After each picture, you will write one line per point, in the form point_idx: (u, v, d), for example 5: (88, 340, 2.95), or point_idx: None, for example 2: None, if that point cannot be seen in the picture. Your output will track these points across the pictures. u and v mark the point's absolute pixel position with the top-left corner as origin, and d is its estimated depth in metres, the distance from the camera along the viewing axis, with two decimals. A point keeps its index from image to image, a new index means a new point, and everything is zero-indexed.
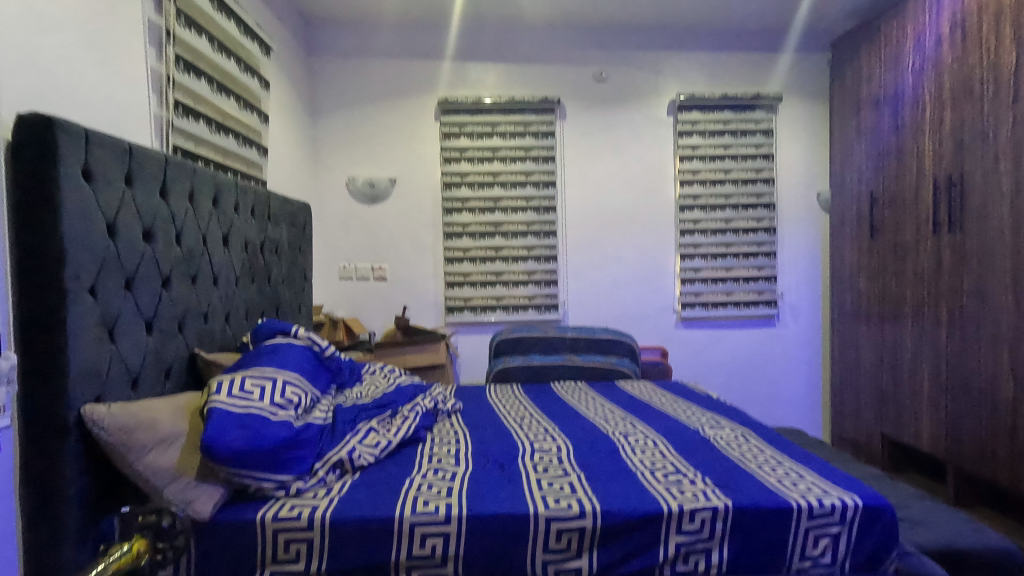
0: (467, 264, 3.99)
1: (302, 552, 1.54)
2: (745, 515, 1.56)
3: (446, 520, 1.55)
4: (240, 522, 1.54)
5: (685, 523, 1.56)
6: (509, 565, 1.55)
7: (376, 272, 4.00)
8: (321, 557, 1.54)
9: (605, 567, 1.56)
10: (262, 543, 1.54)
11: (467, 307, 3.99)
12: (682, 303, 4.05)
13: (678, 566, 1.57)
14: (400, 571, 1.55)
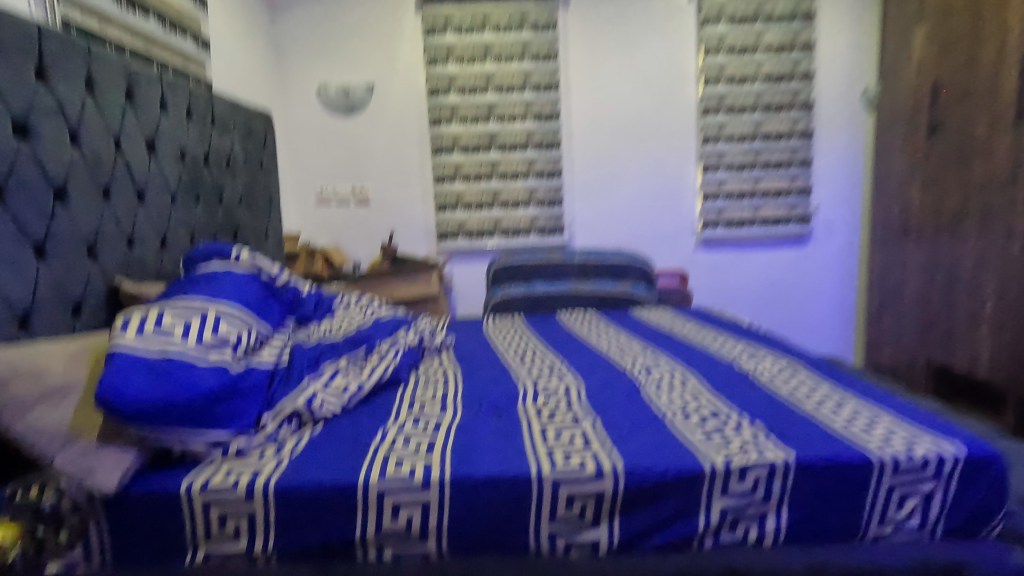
0: (460, 183, 3.52)
1: (244, 529, 1.21)
2: (811, 471, 1.21)
3: (424, 487, 1.20)
4: (161, 495, 1.20)
5: (734, 483, 1.21)
6: (506, 540, 1.22)
7: (358, 195, 3.55)
8: (267, 535, 1.21)
9: (629, 540, 1.22)
10: (192, 520, 1.21)
11: (462, 232, 3.56)
12: (704, 221, 3.60)
13: (724, 537, 1.22)
14: (368, 550, 1.22)
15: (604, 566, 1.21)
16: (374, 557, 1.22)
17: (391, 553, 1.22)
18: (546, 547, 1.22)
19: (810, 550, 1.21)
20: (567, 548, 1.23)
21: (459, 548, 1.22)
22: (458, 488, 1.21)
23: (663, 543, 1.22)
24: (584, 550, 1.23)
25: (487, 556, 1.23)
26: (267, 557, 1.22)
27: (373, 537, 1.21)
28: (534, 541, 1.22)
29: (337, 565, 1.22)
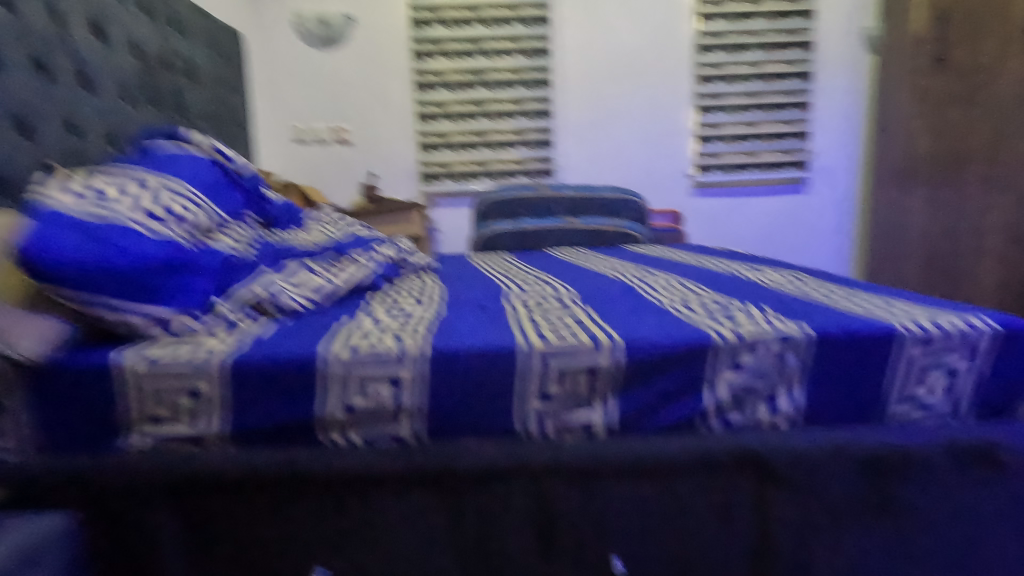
0: (445, 122, 3.35)
1: (189, 408, 1.06)
2: (830, 343, 1.08)
3: (396, 360, 1.06)
4: (92, 367, 1.05)
5: (744, 357, 1.08)
6: (490, 421, 1.08)
7: (337, 134, 3.37)
8: (216, 414, 1.06)
9: (628, 421, 1.09)
10: (129, 397, 1.05)
11: (447, 174, 3.40)
12: (699, 166, 3.47)
13: (732, 417, 1.09)
14: (333, 433, 1.07)
15: (599, 449, 1.07)
16: (340, 440, 1.08)
17: (359, 437, 1.08)
18: (534, 430, 1.08)
19: (828, 431, 1.09)
20: (558, 431, 1.09)
21: (436, 431, 1.08)
22: (435, 360, 1.06)
23: (666, 424, 1.09)
24: (577, 432, 1.09)
25: (467, 440, 1.08)
26: (216, 440, 1.07)
27: (337, 417, 1.06)
28: (521, 423, 1.08)
29: (296, 449, 1.07)
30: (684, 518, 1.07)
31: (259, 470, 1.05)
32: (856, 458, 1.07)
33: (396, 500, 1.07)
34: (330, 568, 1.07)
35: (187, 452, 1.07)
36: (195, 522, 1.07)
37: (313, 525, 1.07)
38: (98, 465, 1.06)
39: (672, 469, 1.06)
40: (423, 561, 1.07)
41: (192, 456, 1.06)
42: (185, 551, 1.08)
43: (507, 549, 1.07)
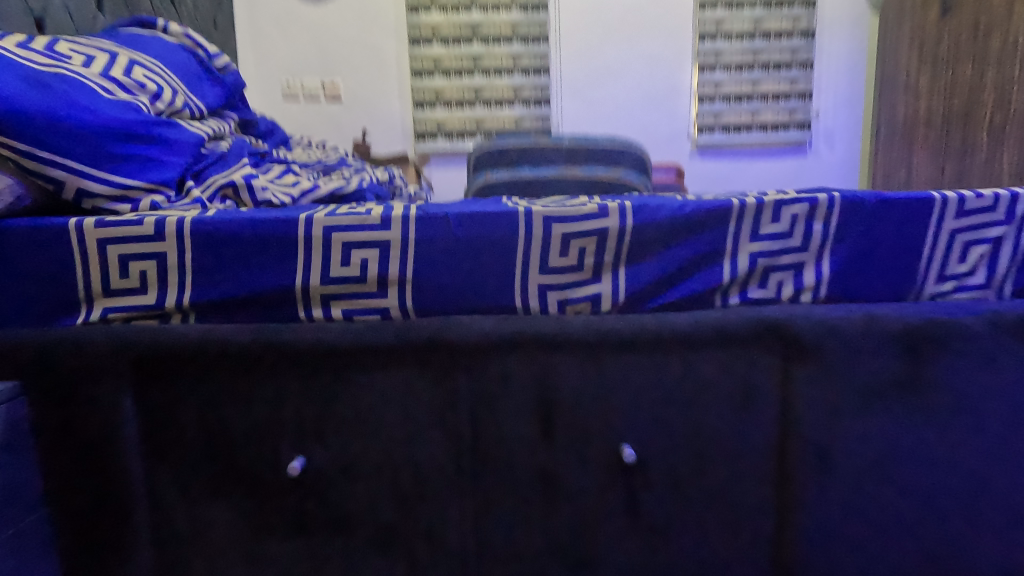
0: (439, 78, 3.26)
1: (151, 276, 0.95)
2: (862, 210, 0.98)
3: (381, 224, 0.96)
4: (44, 230, 0.94)
5: (766, 224, 0.98)
6: (485, 295, 0.98)
7: (328, 90, 3.27)
8: (183, 283, 0.96)
9: (638, 295, 0.99)
10: (85, 263, 0.94)
11: (441, 132, 3.31)
12: (699, 126, 3.39)
13: (751, 292, 1.00)
14: (313, 306, 0.97)
15: (607, 323, 0.97)
16: (321, 315, 0.98)
17: (342, 311, 0.98)
18: (534, 305, 0.99)
19: (856, 306, 1.00)
20: (561, 307, 1.00)
21: (427, 305, 0.98)
22: (426, 224, 0.96)
23: (680, 298, 0.99)
24: (582, 308, 1.00)
25: (462, 315, 0.98)
26: (184, 312, 0.97)
27: (317, 288, 0.96)
28: (521, 297, 0.99)
29: (273, 324, 0.97)
30: (698, 399, 0.98)
31: (230, 344, 0.96)
32: (887, 333, 0.98)
33: (383, 378, 0.97)
34: (308, 453, 0.98)
35: (151, 327, 0.97)
36: (161, 403, 0.98)
37: (291, 405, 0.98)
38: (49, 339, 0.95)
39: (685, 344, 0.97)
40: (412, 447, 0.98)
41: (157, 330, 0.96)
42: (152, 436, 0.98)
43: (506, 433, 0.98)
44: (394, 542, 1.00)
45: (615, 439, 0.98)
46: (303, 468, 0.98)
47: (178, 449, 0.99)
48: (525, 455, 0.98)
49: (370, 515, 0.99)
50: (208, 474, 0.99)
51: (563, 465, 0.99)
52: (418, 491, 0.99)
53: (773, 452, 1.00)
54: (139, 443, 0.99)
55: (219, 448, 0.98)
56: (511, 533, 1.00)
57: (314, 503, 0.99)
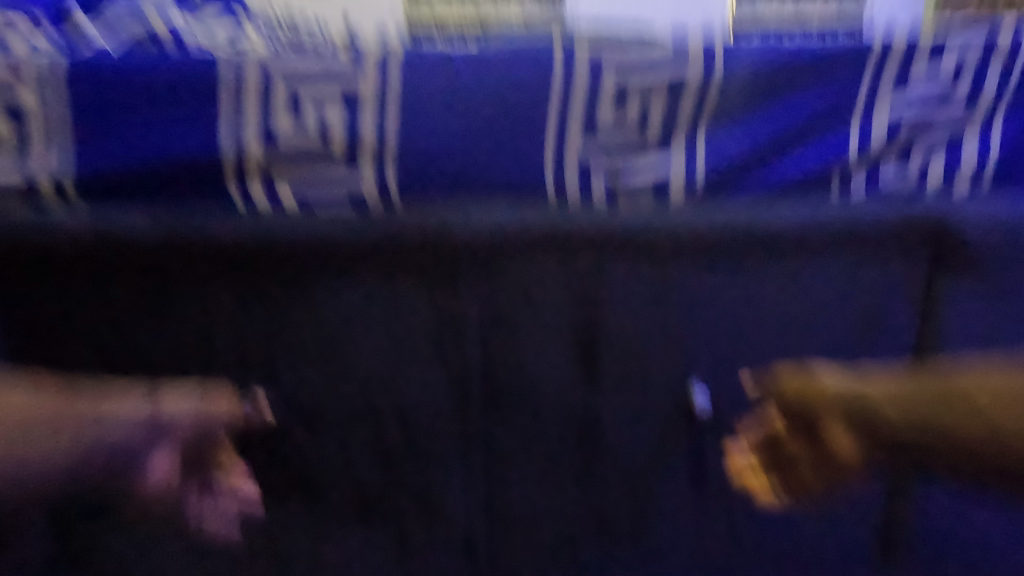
0: None
1: (10, 140, 0.64)
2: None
3: (350, 67, 0.65)
4: None
5: (919, 72, 0.67)
6: (503, 177, 0.68)
7: None
8: (61, 149, 0.65)
9: (723, 176, 0.69)
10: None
11: None
12: None
13: (887, 174, 0.69)
14: (254, 189, 0.67)
15: (680, 218, 0.69)
16: (267, 204, 0.68)
17: (296, 198, 0.68)
18: (572, 192, 0.69)
19: None
20: (609, 195, 0.69)
21: (417, 191, 0.68)
22: (417, 66, 0.65)
23: (783, 180, 0.70)
24: (639, 199, 0.70)
25: (470, 204, 0.68)
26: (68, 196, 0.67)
27: (258, 161, 0.66)
28: (556, 174, 0.68)
29: (199, 214, 0.68)
30: (792, 323, 0.72)
31: (144, 238, 0.68)
32: None
33: (361, 289, 0.70)
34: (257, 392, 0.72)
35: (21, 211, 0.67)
36: (54, 317, 0.71)
37: (230, 322, 0.71)
38: None
39: (781, 245, 0.70)
40: (399, 384, 0.71)
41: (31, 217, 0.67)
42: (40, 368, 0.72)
43: (530, 367, 0.71)
44: (374, 511, 0.75)
45: (680, 378, 0.72)
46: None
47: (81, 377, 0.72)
48: (556, 399, 0.72)
49: (343, 475, 0.74)
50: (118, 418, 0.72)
51: (607, 412, 0.72)
52: (406, 446, 0.73)
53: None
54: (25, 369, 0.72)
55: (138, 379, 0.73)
56: (533, 503, 0.74)
57: (266, 455, 0.73)
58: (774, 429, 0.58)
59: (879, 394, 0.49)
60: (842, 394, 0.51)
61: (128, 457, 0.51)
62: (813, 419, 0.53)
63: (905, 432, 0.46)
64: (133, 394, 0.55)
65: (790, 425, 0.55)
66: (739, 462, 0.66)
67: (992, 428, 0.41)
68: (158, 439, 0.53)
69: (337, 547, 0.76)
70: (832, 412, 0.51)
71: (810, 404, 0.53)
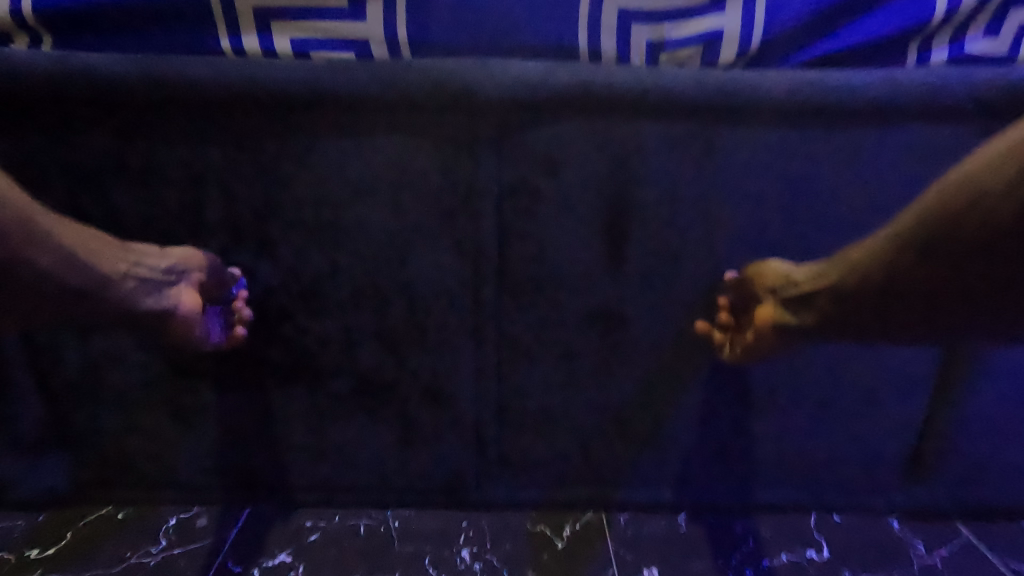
0: None
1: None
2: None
3: None
4: None
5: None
6: (530, 27, 0.57)
7: None
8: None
9: (781, 41, 0.58)
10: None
11: None
12: None
13: (971, 44, 0.57)
14: (239, 34, 0.57)
15: (732, 83, 0.59)
16: (257, 47, 0.57)
17: (290, 43, 0.57)
18: (609, 48, 0.58)
19: None
20: (652, 53, 0.59)
21: (433, 42, 0.58)
22: None
23: (849, 49, 0.58)
24: (685, 59, 0.59)
25: (490, 59, 0.59)
26: (33, 33, 0.57)
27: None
28: (587, 34, 0.58)
29: (178, 57, 0.58)
30: (853, 213, 0.64)
31: (111, 82, 0.58)
32: None
33: (365, 153, 0.62)
34: (254, 270, 0.66)
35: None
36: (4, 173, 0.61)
37: (218, 190, 0.63)
38: None
39: (849, 117, 0.60)
40: (407, 262, 0.65)
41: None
42: None
43: (550, 249, 0.65)
44: (378, 401, 0.70)
45: (715, 267, 0.65)
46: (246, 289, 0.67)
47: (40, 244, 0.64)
48: (578, 285, 0.66)
49: (345, 361, 0.69)
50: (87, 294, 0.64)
51: (633, 303, 0.66)
52: (413, 330, 0.67)
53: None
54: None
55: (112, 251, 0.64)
56: (547, 397, 0.70)
57: (265, 337, 0.68)
58: (747, 299, 0.63)
59: (833, 258, 0.56)
60: (810, 270, 0.57)
61: (154, 286, 0.57)
62: (785, 292, 0.59)
63: (853, 285, 0.52)
64: (139, 246, 0.59)
65: (760, 299, 0.61)
66: (723, 299, 0.65)
67: (862, 256, 0.52)
68: (175, 275, 0.58)
69: (338, 438, 0.71)
70: (801, 286, 0.57)
71: (781, 281, 0.59)
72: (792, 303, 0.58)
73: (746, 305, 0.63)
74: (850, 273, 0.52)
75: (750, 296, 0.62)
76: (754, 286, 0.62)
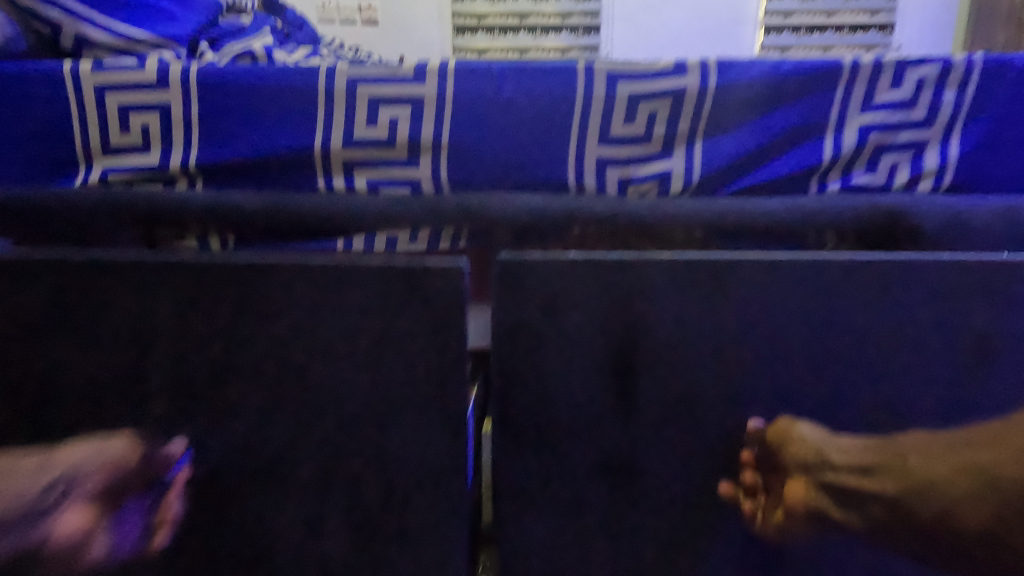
0: None
1: (154, 133, 0.73)
2: (1009, 80, 0.71)
3: (418, 78, 0.72)
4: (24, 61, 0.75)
5: (883, 91, 0.72)
6: (534, 169, 0.74)
7: None
8: (189, 140, 0.73)
9: (720, 174, 0.73)
10: (76, 116, 0.73)
11: None
12: None
13: (856, 178, 0.73)
14: (340, 176, 0.75)
15: (698, 209, 0.74)
16: (344, 186, 0.75)
17: (368, 182, 0.75)
18: (590, 182, 0.74)
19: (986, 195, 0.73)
20: (622, 186, 0.75)
21: (466, 180, 0.75)
22: (469, 79, 0.72)
23: (773, 180, 0.73)
24: (647, 190, 0.75)
25: (504, 193, 0.75)
26: (192, 178, 0.76)
27: (341, 153, 0.73)
28: (574, 172, 0.74)
29: (288, 193, 0.75)
30: (881, 354, 0.59)
31: (194, 207, 0.76)
32: None
33: (360, 298, 0.58)
34: (228, 421, 0.61)
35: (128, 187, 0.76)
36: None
37: (204, 332, 0.59)
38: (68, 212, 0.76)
39: (873, 263, 0.57)
40: (401, 407, 0.60)
41: (133, 198, 0.75)
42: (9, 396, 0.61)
43: (551, 397, 0.59)
44: (362, 558, 0.63)
45: (735, 414, 0.60)
46: (225, 437, 0.61)
47: (41, 411, 0.61)
48: (583, 436, 0.60)
49: (326, 516, 0.62)
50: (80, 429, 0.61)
51: (645, 455, 0.60)
52: (406, 478, 0.62)
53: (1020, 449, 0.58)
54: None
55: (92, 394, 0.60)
56: (550, 557, 0.62)
57: (238, 493, 0.62)
58: (778, 467, 0.60)
59: (871, 448, 0.60)
60: (848, 455, 0.59)
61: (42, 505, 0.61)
62: (819, 475, 0.60)
63: (920, 502, 0.59)
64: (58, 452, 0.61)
65: (791, 476, 0.60)
66: (746, 454, 0.60)
67: (938, 471, 0.59)
68: (65, 487, 0.61)
69: None
70: (836, 470, 0.59)
71: (813, 458, 0.60)
72: (831, 488, 0.60)
73: (773, 464, 0.60)
74: (926, 501, 0.59)
75: (778, 458, 0.60)
76: (783, 452, 0.60)
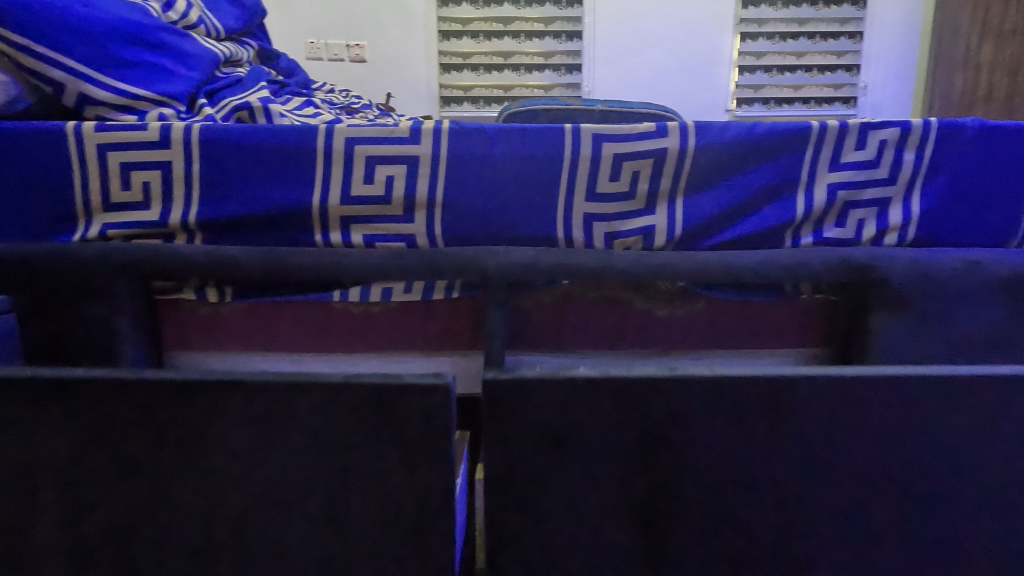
0: (468, 74, 3.06)
1: (156, 190, 0.78)
2: (960, 142, 0.79)
3: (412, 137, 0.78)
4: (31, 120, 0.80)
5: (849, 151, 0.79)
6: (520, 218, 0.78)
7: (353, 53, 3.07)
8: (188, 197, 0.78)
9: (702, 229, 0.79)
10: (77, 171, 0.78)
11: (468, 99, 3.08)
12: (737, 99, 3.01)
13: (827, 232, 0.80)
14: (334, 230, 0.79)
15: (688, 263, 0.76)
16: (340, 240, 0.79)
17: (363, 237, 0.79)
18: (579, 237, 0.79)
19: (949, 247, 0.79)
20: (608, 240, 0.80)
21: (459, 235, 0.79)
22: (462, 142, 0.78)
23: (755, 232, 0.79)
24: (632, 243, 0.80)
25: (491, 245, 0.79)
26: (188, 233, 0.80)
27: (337, 209, 0.78)
28: (563, 227, 0.79)
29: (284, 251, 0.76)
30: (842, 406, 0.63)
31: (180, 260, 0.75)
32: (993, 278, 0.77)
33: None
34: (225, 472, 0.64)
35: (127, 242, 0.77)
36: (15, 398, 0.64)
37: (198, 384, 0.63)
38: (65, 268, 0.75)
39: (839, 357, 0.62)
40: (390, 463, 0.62)
41: (127, 253, 0.75)
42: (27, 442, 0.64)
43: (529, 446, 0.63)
44: None
45: (704, 459, 0.64)
46: (223, 487, 0.64)
47: (56, 458, 0.65)
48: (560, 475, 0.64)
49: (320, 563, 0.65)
50: (84, 477, 0.65)
51: (619, 493, 0.65)
52: (392, 525, 0.64)
53: (968, 471, 0.65)
54: (1, 439, 0.65)
55: (94, 444, 0.64)
56: None
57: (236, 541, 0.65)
58: None
59: None
60: None
61: None
62: None
63: None
64: None
65: None
66: None
67: None
68: None
69: None
70: None
71: None
72: None
73: None
74: None
75: None
76: None
